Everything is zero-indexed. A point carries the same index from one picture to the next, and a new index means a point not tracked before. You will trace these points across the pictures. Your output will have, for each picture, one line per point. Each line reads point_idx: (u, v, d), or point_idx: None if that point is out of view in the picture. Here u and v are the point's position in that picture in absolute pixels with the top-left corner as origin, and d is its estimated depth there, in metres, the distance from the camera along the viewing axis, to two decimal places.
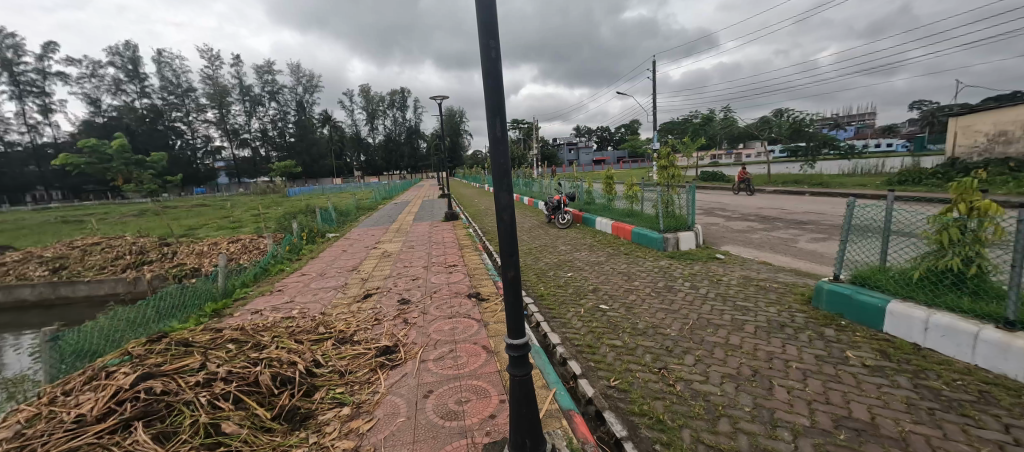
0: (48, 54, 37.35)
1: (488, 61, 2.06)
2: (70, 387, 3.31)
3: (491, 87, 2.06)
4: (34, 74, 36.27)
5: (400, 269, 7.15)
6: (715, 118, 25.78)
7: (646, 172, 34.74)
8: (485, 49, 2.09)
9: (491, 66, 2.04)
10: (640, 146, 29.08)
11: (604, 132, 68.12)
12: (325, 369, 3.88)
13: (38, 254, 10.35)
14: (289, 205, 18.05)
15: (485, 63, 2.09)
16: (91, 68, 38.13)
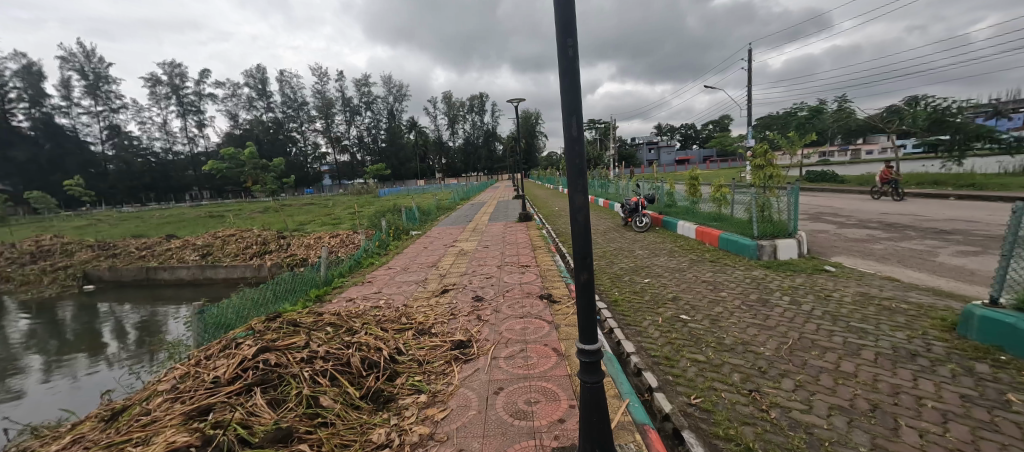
0: (202, 78, 44.43)
1: (565, 60, 1.98)
2: (209, 354, 3.90)
3: (567, 85, 1.97)
4: (194, 97, 42.73)
5: (475, 267, 7.28)
6: (827, 110, 22.91)
7: (737, 172, 32.07)
8: (563, 47, 2.01)
9: (568, 64, 1.95)
10: (732, 144, 27.11)
11: (689, 130, 64.23)
12: (406, 357, 4.07)
13: (192, 242, 12.30)
14: (381, 204, 19.42)
15: (563, 62, 2.01)
16: (233, 90, 43.70)
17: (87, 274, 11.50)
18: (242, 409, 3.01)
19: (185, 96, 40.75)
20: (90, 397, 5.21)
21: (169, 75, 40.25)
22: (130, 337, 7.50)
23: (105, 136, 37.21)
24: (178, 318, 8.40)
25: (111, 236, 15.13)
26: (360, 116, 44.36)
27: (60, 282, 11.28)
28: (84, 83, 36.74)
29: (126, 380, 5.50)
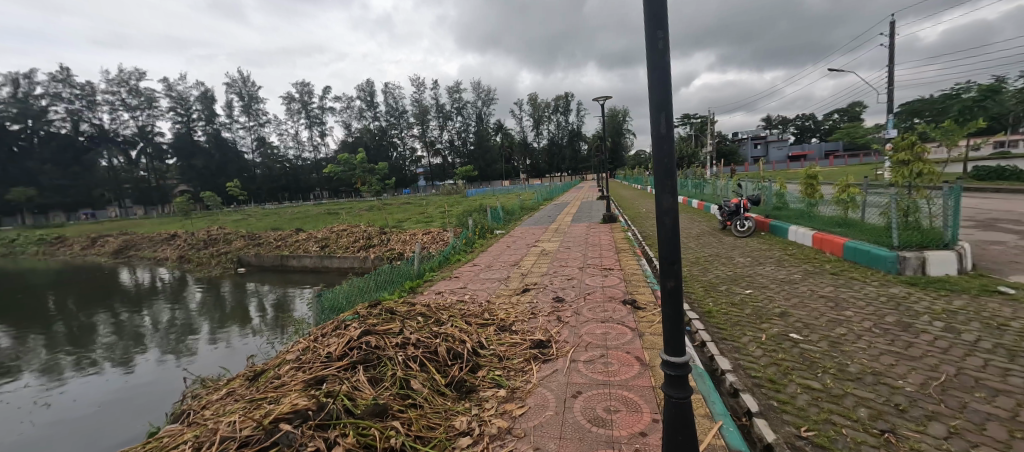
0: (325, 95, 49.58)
1: (654, 53, 1.80)
2: (321, 335, 4.33)
3: (657, 80, 1.79)
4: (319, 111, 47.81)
5: (556, 268, 7.13)
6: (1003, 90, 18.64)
7: (869, 168, 27.70)
8: (652, 40, 1.84)
9: (658, 57, 1.78)
10: (865, 135, 23.68)
11: (805, 122, 57.10)
12: (488, 352, 4.12)
13: (313, 235, 13.91)
14: (470, 204, 20.11)
15: (651, 54, 1.84)
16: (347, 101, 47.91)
17: (240, 259, 13.45)
18: (348, 382, 3.25)
19: (313, 110, 46.05)
20: (240, 360, 6.24)
21: (300, 93, 45.62)
22: (266, 312, 8.64)
23: (255, 147, 43.18)
24: (302, 298, 9.48)
25: (253, 228, 17.68)
26: (451, 121, 46.39)
27: (217, 265, 13.41)
28: (241, 103, 43.71)
29: (266, 350, 6.47)
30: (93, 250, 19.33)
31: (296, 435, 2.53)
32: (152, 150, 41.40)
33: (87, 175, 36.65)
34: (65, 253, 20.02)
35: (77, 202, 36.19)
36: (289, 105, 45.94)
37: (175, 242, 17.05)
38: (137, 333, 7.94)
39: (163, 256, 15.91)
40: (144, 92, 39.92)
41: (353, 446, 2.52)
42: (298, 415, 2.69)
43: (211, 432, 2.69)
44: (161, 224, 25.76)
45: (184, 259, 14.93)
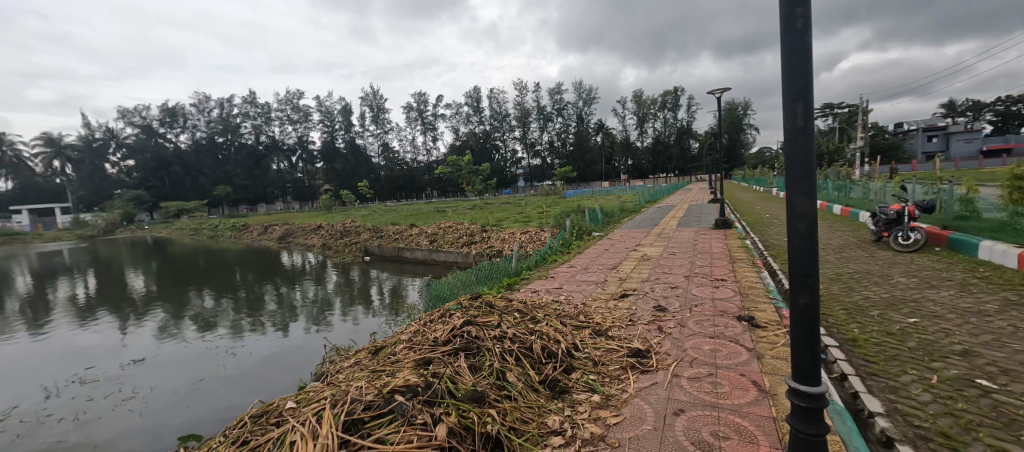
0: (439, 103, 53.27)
1: (789, 36, 1.54)
2: (428, 322, 4.60)
3: (794, 67, 1.53)
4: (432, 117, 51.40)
5: (659, 275, 6.61)
6: None
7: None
8: (788, 21, 1.57)
9: (795, 41, 1.52)
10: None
11: (1001, 107, 45.41)
12: (583, 354, 3.97)
13: (424, 230, 14.98)
14: (569, 205, 19.87)
15: (786, 37, 1.57)
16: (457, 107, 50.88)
17: (367, 249, 15.07)
18: (451, 366, 3.35)
19: (427, 117, 49.72)
20: (364, 336, 6.99)
21: (417, 102, 49.62)
22: (383, 296, 9.45)
23: (381, 152, 48.31)
24: (413, 286, 10.20)
25: (376, 222, 19.66)
26: (552, 122, 46.53)
27: (348, 253, 15.17)
28: (371, 114, 49.02)
29: (385, 329, 7.17)
30: (264, 235, 23.45)
31: (408, 406, 2.63)
32: (307, 156, 48.14)
33: (263, 176, 45.09)
34: (243, 238, 24.53)
35: (254, 198, 44.71)
36: (408, 113, 50.31)
37: (318, 233, 19.76)
38: (286, 305, 9.27)
39: (311, 243, 18.55)
40: (302, 108, 46.93)
41: (455, 425, 2.57)
42: (409, 389, 2.84)
43: (342, 391, 2.97)
44: (309, 217, 30.18)
45: (326, 247, 17.14)
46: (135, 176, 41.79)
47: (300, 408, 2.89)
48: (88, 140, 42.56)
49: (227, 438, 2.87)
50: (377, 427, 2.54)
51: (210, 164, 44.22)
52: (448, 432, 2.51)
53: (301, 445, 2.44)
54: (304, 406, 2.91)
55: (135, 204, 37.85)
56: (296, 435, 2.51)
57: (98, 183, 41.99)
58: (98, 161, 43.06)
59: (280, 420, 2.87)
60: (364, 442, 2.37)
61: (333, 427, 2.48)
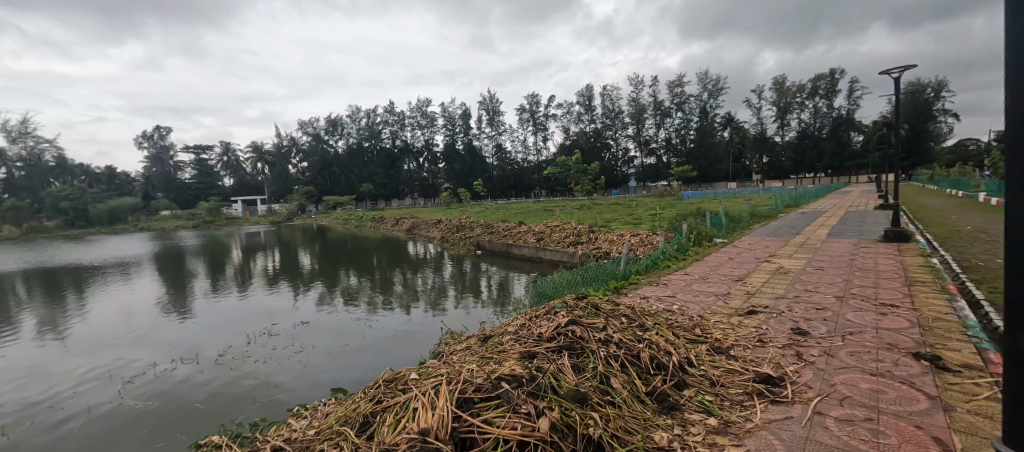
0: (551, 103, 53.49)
1: None
2: (532, 317, 4.50)
3: None
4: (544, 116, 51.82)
5: (797, 294, 5.55)
6: None
7: None
8: None
9: None
10: None
11: None
12: (698, 372, 3.55)
13: (532, 229, 15.06)
14: (686, 207, 18.28)
15: None
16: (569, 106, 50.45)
17: (479, 244, 15.76)
18: (554, 364, 3.33)
19: (539, 118, 50.39)
20: (475, 324, 7.25)
21: (530, 104, 50.54)
22: (491, 289, 9.68)
23: (494, 152, 50.26)
24: (520, 281, 10.27)
25: (489, 219, 20.40)
26: (671, 118, 43.53)
27: (463, 247, 16.01)
28: (487, 117, 51.30)
29: (492, 319, 7.34)
30: (394, 227, 26.04)
31: (513, 394, 2.80)
32: (432, 157, 52.25)
33: (397, 175, 50.27)
34: (379, 228, 27.66)
35: (389, 194, 49.89)
36: (521, 114, 51.50)
37: (437, 227, 21.16)
38: (408, 289, 10.07)
39: (432, 235, 19.97)
40: (430, 113, 51.13)
41: (559, 421, 2.62)
42: (515, 378, 2.97)
43: (455, 370, 3.24)
44: (431, 212, 32.74)
45: (444, 239, 18.35)
46: (307, 175, 50.88)
47: (421, 380, 3.26)
48: (279, 147, 52.51)
49: (365, 395, 3.38)
50: (485, 409, 2.73)
51: (357, 165, 50.61)
52: (551, 427, 2.57)
53: (422, 413, 2.78)
54: (424, 379, 3.26)
55: (307, 198, 45.62)
56: (421, 404, 2.83)
57: (284, 180, 51.60)
58: (284, 163, 52.30)
59: (405, 386, 3.29)
60: (475, 421, 2.61)
61: (448, 402, 2.76)
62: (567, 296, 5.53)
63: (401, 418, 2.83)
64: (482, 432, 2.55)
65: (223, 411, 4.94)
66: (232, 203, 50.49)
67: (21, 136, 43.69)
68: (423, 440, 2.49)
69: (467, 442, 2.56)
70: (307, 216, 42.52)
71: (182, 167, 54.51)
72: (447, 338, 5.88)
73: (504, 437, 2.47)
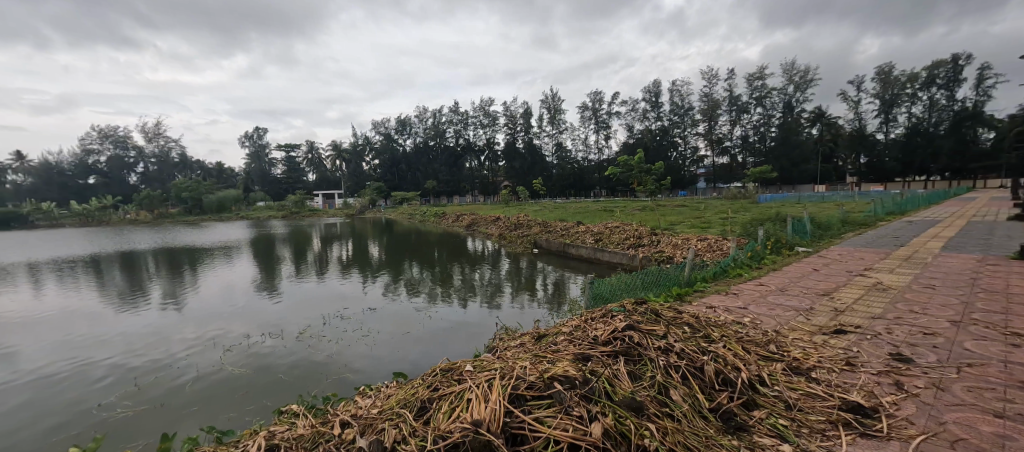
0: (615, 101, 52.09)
1: None
2: (587, 319, 4.27)
3: None
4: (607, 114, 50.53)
5: (899, 315, 4.76)
6: None
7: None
8: None
9: None
10: None
11: None
12: (771, 392, 3.13)
13: (590, 229, 14.67)
14: (761, 212, 16.88)
15: None
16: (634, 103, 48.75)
17: (536, 242, 15.61)
18: (609, 368, 3.11)
19: (601, 116, 49.19)
20: (529, 322, 7.12)
21: (592, 101, 49.44)
22: (547, 288, 9.47)
23: (554, 151, 49.89)
24: (576, 282, 9.97)
25: (546, 218, 20.16)
26: (748, 114, 40.50)
27: (520, 244, 15.95)
28: (548, 115, 50.98)
29: (547, 318, 7.15)
30: (456, 222, 26.70)
31: (567, 395, 2.71)
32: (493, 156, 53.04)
33: (459, 173, 51.49)
34: (442, 223, 28.48)
35: (451, 191, 51.22)
36: (583, 113, 50.64)
37: (495, 224, 21.30)
38: (465, 284, 10.15)
39: (491, 232, 20.14)
40: (492, 113, 51.74)
41: (612, 429, 2.50)
42: (568, 379, 2.86)
43: (509, 365, 3.17)
44: (489, 209, 33.11)
45: (502, 236, 18.43)
46: (379, 172, 54.39)
47: (475, 372, 3.20)
48: (355, 145, 56.05)
49: (423, 382, 3.38)
50: (537, 408, 2.69)
51: (423, 162, 52.89)
52: (604, 433, 2.46)
53: (476, 403, 2.74)
54: (478, 371, 3.21)
55: (377, 194, 48.32)
56: (474, 395, 2.80)
57: (359, 176, 54.92)
58: (358, 161, 55.57)
59: (461, 377, 3.22)
60: (526, 418, 2.56)
61: (501, 396, 2.72)
62: (624, 299, 5.24)
63: (456, 407, 2.79)
64: (534, 430, 2.51)
65: (301, 382, 5.26)
66: (314, 196, 54.89)
67: (156, 136, 53.50)
68: (474, 431, 2.46)
69: (518, 438, 2.52)
70: (377, 210, 45.03)
71: (275, 162, 60.10)
72: (501, 334, 5.78)
73: (555, 438, 2.41)
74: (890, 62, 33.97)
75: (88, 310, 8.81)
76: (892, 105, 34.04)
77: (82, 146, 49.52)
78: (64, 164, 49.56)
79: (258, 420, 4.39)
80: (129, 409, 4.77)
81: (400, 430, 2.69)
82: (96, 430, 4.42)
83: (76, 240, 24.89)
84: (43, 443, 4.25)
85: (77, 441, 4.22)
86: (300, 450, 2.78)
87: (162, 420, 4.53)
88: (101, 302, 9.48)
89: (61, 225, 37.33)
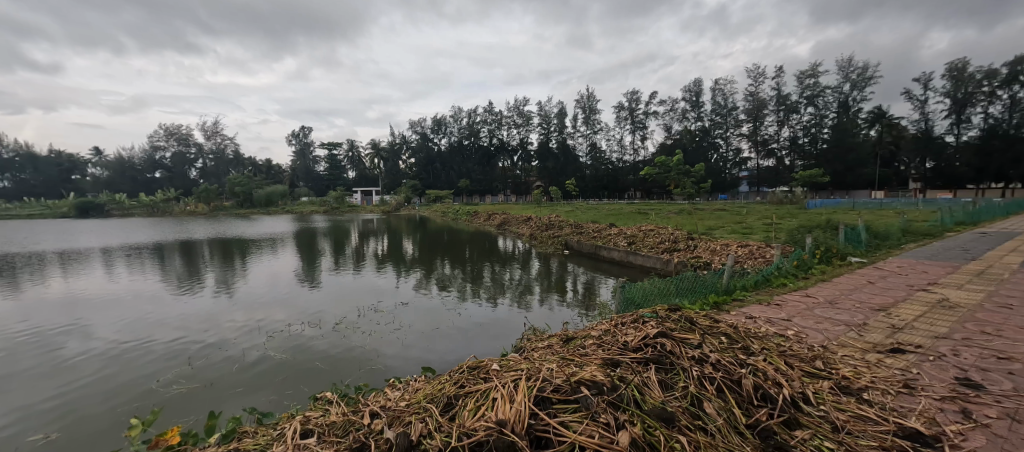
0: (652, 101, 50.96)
1: None
2: (617, 324, 4.08)
3: None
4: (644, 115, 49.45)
5: (968, 336, 4.28)
6: None
7: None
8: None
9: None
10: None
11: None
12: (816, 412, 2.83)
13: (624, 231, 14.29)
14: (808, 218, 15.93)
15: None
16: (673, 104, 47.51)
17: (567, 243, 15.38)
18: (639, 376, 2.93)
19: (637, 116, 48.05)
20: (558, 323, 6.96)
21: (628, 101, 48.35)
22: (577, 290, 9.24)
23: (589, 152, 49.23)
24: (607, 285, 9.71)
25: (579, 219, 19.82)
26: (797, 115, 38.53)
27: (550, 245, 15.76)
28: (583, 115, 50.31)
29: (577, 321, 6.96)
30: (487, 221, 26.77)
31: (593, 401, 2.56)
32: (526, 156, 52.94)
33: (492, 172, 51.54)
34: (473, 222, 28.58)
35: (484, 190, 51.38)
36: (619, 113, 49.73)
37: (526, 225, 21.15)
38: (495, 283, 10.08)
39: (522, 232, 20.02)
40: (527, 113, 51.53)
41: (640, 439, 2.35)
42: (595, 385, 2.72)
43: (535, 366, 3.05)
44: (521, 209, 32.91)
45: (533, 236, 18.29)
46: (414, 170, 55.55)
47: (501, 371, 3.09)
48: (393, 144, 57.38)
49: (450, 378, 3.31)
50: (563, 411, 2.55)
51: (457, 161, 53.56)
52: (631, 443, 2.32)
53: (502, 403, 2.64)
54: (505, 371, 3.10)
55: (412, 191, 49.19)
56: (499, 394, 2.69)
57: (395, 174, 56.06)
58: (395, 159, 56.93)
59: (487, 376, 3.12)
60: (551, 421, 2.44)
61: (527, 397, 2.60)
62: (655, 305, 5.01)
63: (482, 405, 2.69)
64: (558, 434, 2.37)
65: (330, 372, 5.30)
66: (353, 193, 56.62)
67: (213, 134, 56.96)
68: (499, 431, 2.36)
69: (542, 442, 2.40)
70: (412, 207, 45.81)
71: (318, 160, 62.41)
72: (530, 334, 5.66)
73: (580, 443, 2.28)
74: (963, 58, 31.45)
75: (151, 293, 9.39)
76: (966, 104, 31.28)
77: (150, 142, 53.45)
78: (134, 159, 53.63)
79: (294, 404, 4.48)
80: (184, 386, 4.97)
81: (426, 424, 2.60)
82: (153, 404, 4.63)
83: (141, 229, 26.72)
84: (106, 412, 4.48)
85: (138, 413, 4.43)
86: (333, 437, 2.75)
87: (210, 398, 4.70)
88: (162, 286, 10.08)
89: (130, 214, 40.38)
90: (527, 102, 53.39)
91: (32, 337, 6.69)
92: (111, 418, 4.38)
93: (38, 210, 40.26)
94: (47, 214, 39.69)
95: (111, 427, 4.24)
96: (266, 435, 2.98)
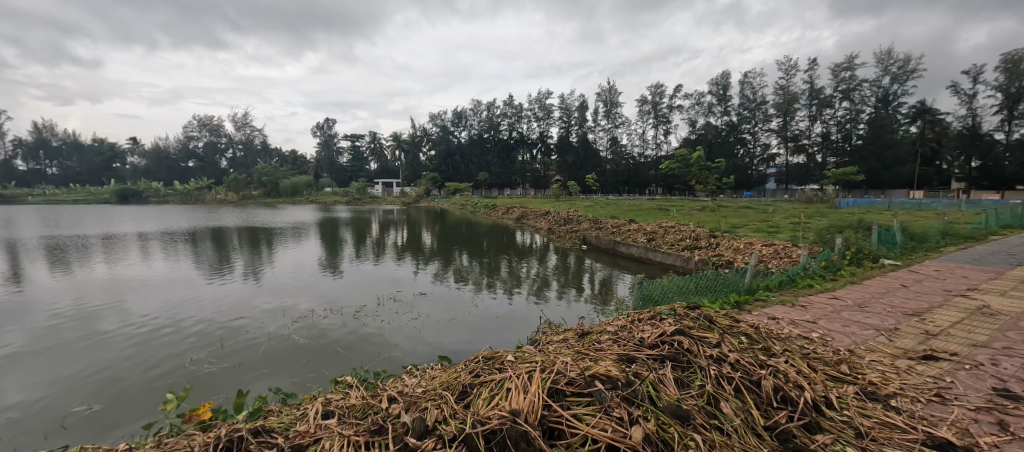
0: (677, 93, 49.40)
1: None
2: (633, 320, 4.01)
3: None
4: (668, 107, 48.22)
5: (1010, 345, 4.04)
6: None
7: None
8: None
9: None
10: None
11: None
12: (839, 417, 2.72)
13: (643, 228, 14.00)
14: (839, 218, 15.35)
15: None
16: None
17: (584, 239, 15.19)
18: (654, 373, 2.87)
19: (661, 110, 46.80)
20: (574, 318, 6.91)
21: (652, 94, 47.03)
22: (594, 285, 9.16)
23: (609, 146, 48.55)
24: (624, 282, 9.61)
25: (598, 214, 19.51)
26: (831, 109, 36.98)
27: (568, 240, 15.59)
28: (604, 108, 49.43)
29: (593, 316, 6.90)
30: (506, 215, 26.65)
31: (607, 396, 2.53)
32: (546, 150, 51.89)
33: (511, 165, 51.11)
34: (491, 216, 28.48)
35: (503, 183, 51.36)
36: (641, 106, 48.61)
37: (545, 219, 20.95)
38: (512, 276, 10.08)
39: (540, 226, 19.89)
40: (549, 106, 50.66)
41: (654, 435, 2.30)
42: (610, 379, 2.67)
43: (550, 359, 3.01)
44: (540, 203, 32.70)
45: (551, 231, 18.16)
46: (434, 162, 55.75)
47: (516, 362, 3.07)
48: (414, 136, 57.47)
49: (465, 366, 3.32)
50: (577, 404, 2.52)
51: (477, 154, 53.58)
52: (644, 438, 2.27)
53: (514, 394, 2.62)
54: (519, 362, 3.08)
55: (432, 184, 49.51)
56: (511, 386, 2.66)
57: (416, 166, 56.25)
58: (416, 151, 56.99)
59: (501, 366, 3.10)
60: (564, 413, 2.40)
61: (541, 389, 2.57)
62: (673, 303, 4.90)
63: (495, 395, 2.67)
64: (571, 426, 2.34)
65: (347, 359, 5.33)
66: (375, 184, 57.37)
67: (243, 125, 58.21)
68: (512, 420, 2.33)
69: (555, 433, 2.37)
70: (432, 199, 46.25)
71: (342, 151, 63.17)
72: (545, 328, 5.64)
73: (593, 437, 2.24)
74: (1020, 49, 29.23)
75: (187, 276, 9.77)
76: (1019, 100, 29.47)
77: (185, 133, 55.17)
78: (169, 149, 55.67)
79: (316, 387, 4.58)
80: (213, 365, 5.11)
81: (442, 411, 2.60)
82: (186, 381, 4.77)
83: (175, 215, 27.70)
84: (143, 386, 4.67)
85: (172, 389, 4.59)
86: (353, 419, 2.78)
87: (237, 378, 4.83)
88: (196, 270, 10.47)
89: (166, 201, 41.95)
90: (550, 94, 52.60)
91: (80, 315, 7.02)
92: (149, 392, 4.56)
93: (81, 195, 42.19)
94: (90, 200, 41.50)
95: (148, 400, 4.41)
96: (290, 415, 3.03)
